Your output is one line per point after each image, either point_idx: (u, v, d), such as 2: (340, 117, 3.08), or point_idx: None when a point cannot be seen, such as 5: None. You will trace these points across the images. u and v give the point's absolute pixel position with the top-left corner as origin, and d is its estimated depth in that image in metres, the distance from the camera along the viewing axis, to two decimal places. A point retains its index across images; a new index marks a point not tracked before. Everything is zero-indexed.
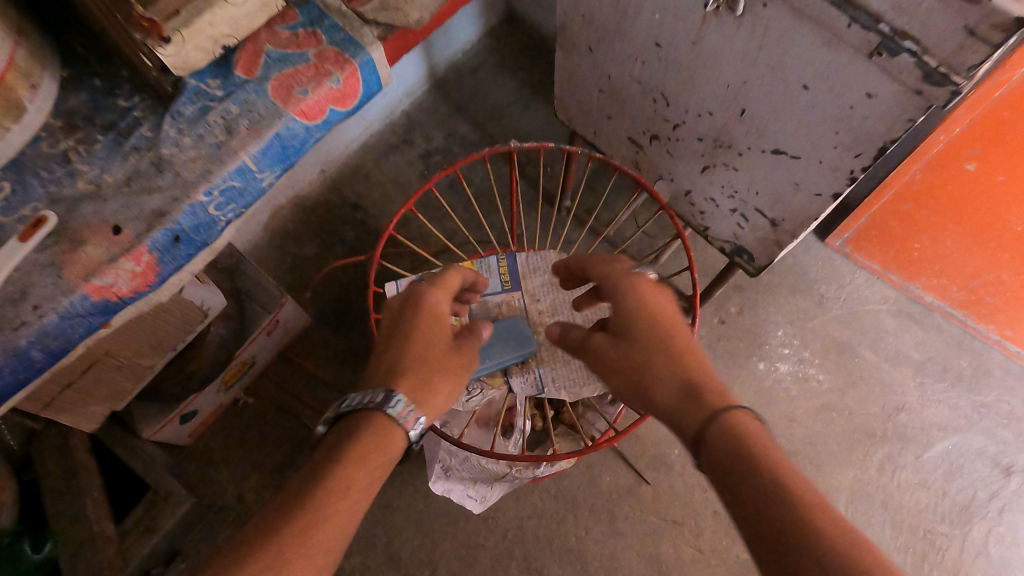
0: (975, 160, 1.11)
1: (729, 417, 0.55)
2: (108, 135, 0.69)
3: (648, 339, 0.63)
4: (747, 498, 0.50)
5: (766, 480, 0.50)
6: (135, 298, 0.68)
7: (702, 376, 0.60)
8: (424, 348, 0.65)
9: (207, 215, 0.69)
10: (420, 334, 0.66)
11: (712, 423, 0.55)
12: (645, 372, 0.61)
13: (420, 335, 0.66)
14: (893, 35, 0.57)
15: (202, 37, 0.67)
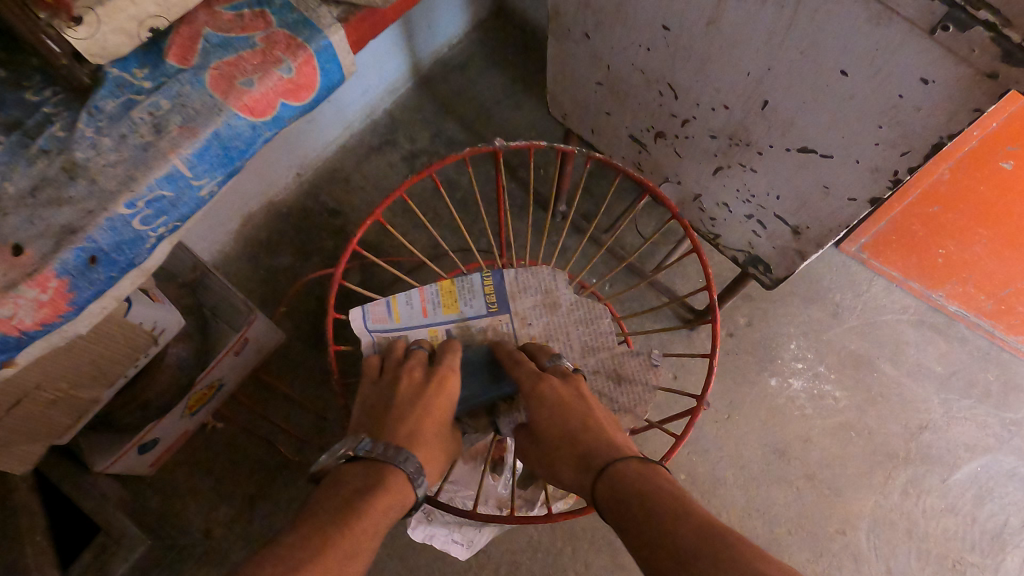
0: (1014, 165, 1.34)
1: (614, 472, 0.54)
2: (11, 135, 0.57)
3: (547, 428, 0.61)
4: (628, 535, 0.50)
5: (645, 515, 0.50)
6: (44, 332, 0.56)
7: (592, 439, 0.59)
8: (439, 427, 0.61)
9: (132, 231, 0.58)
10: (438, 412, 0.61)
11: (604, 481, 0.54)
12: (551, 458, 0.61)
13: (436, 413, 0.61)
14: (963, 4, 0.46)
15: (122, 16, 0.56)
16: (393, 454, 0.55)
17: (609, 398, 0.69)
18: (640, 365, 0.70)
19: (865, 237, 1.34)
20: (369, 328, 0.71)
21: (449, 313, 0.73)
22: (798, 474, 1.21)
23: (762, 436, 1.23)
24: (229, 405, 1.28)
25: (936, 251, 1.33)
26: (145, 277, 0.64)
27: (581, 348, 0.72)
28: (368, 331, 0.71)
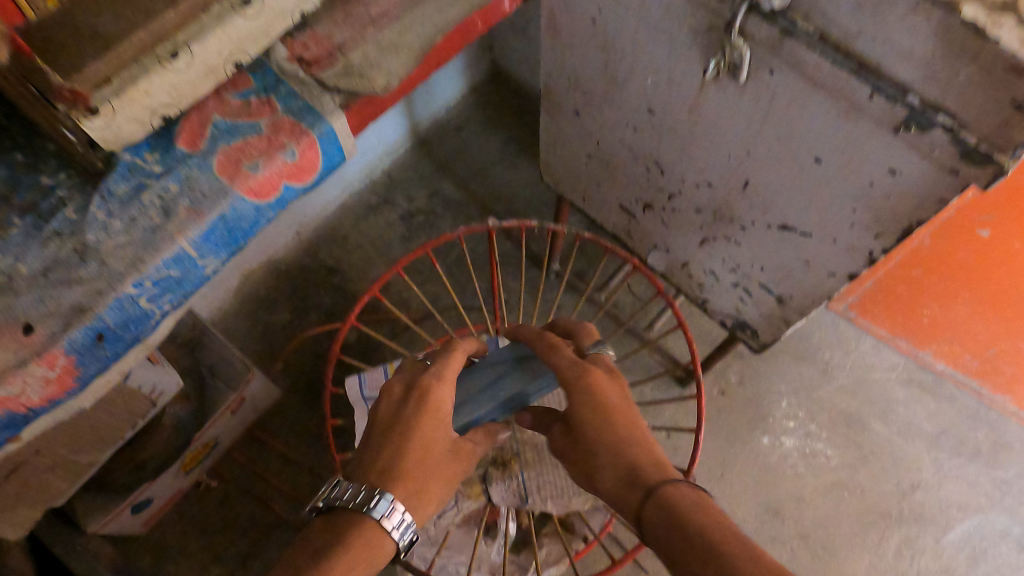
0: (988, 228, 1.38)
1: (660, 494, 0.48)
2: (26, 217, 0.60)
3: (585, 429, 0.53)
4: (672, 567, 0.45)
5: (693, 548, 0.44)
6: (48, 407, 0.59)
7: (633, 449, 0.52)
8: (429, 449, 0.54)
9: (138, 309, 0.60)
10: (427, 433, 0.54)
11: (652, 502, 0.48)
12: (589, 458, 0.53)
13: (426, 434, 0.54)
14: (924, 107, 0.49)
15: (136, 107, 0.59)
16: (356, 501, 0.50)
17: None
18: None
19: (852, 296, 1.36)
20: (363, 394, 0.74)
21: None
22: (792, 534, 1.21)
23: (755, 495, 1.23)
24: (223, 462, 1.28)
25: (920, 313, 1.34)
26: (150, 350, 0.66)
27: None
28: (363, 398, 0.74)
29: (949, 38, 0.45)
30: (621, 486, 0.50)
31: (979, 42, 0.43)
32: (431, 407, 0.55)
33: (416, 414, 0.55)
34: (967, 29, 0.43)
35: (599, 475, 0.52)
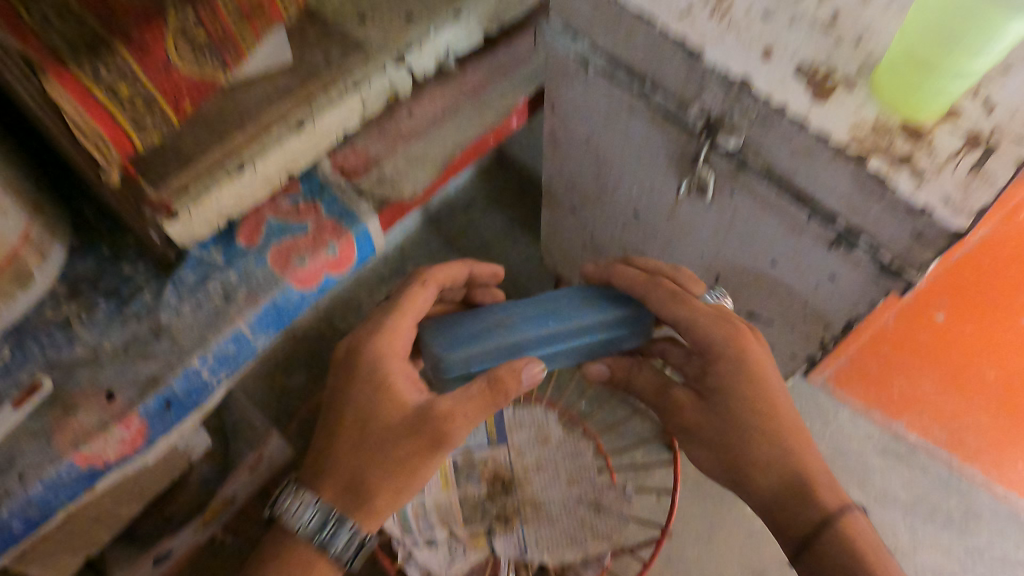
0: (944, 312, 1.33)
1: (815, 502, 0.69)
2: (110, 300, 0.72)
3: (744, 425, 0.71)
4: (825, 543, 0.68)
5: (800, 524, 0.70)
6: (121, 463, 0.69)
7: (803, 460, 0.71)
8: (365, 434, 0.67)
9: (200, 379, 0.71)
10: (365, 419, 0.68)
11: (829, 522, 0.68)
12: (772, 442, 0.71)
13: (364, 421, 0.68)
14: (849, 231, 0.61)
15: (208, 211, 0.72)
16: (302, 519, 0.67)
17: (590, 525, 0.83)
18: (616, 497, 0.84)
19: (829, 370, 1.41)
20: None
21: None
22: None
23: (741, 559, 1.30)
24: (238, 518, 1.36)
25: (891, 389, 1.38)
26: (203, 413, 0.76)
27: (567, 478, 0.87)
28: None
29: (862, 184, 0.57)
30: (757, 474, 0.71)
31: (882, 187, 0.56)
32: (377, 394, 0.69)
33: (351, 406, 0.69)
34: (873, 178, 0.56)
35: (750, 465, 0.71)
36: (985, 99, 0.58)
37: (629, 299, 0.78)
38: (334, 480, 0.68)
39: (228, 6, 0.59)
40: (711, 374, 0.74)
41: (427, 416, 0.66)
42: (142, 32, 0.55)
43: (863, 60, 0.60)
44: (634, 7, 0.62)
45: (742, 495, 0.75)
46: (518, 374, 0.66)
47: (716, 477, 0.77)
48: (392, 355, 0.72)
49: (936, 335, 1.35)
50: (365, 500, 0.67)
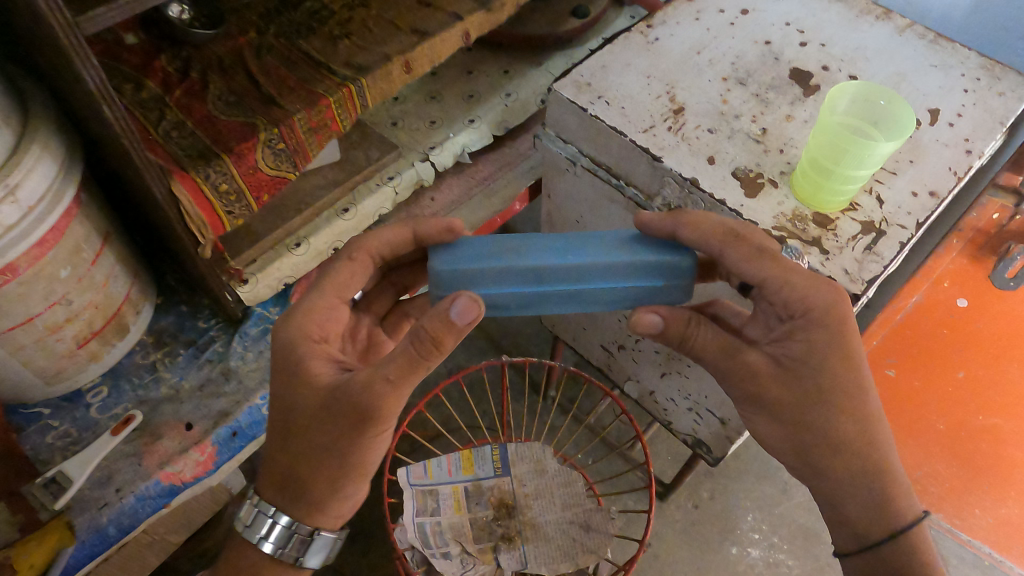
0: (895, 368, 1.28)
1: (868, 485, 0.62)
2: (188, 349, 0.89)
3: (819, 398, 0.60)
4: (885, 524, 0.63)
5: (835, 500, 0.64)
6: (195, 482, 0.84)
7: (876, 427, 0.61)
8: (293, 423, 0.57)
9: (261, 414, 0.88)
10: (287, 410, 0.58)
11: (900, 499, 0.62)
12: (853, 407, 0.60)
13: (287, 409, 0.58)
14: None
15: (270, 278, 0.89)
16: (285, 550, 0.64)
17: (580, 542, 0.90)
18: (603, 517, 0.91)
19: None
20: (410, 481, 0.93)
21: (467, 474, 0.96)
22: None
23: None
24: None
25: None
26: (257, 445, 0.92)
27: (562, 503, 0.94)
28: (409, 484, 0.93)
29: None
30: (821, 451, 0.62)
31: (797, 262, 0.72)
32: (293, 382, 0.58)
33: (276, 398, 0.59)
34: (791, 255, 0.72)
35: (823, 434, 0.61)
36: (877, 195, 0.76)
37: (673, 245, 0.66)
38: (275, 475, 0.61)
39: (301, 123, 0.79)
40: (795, 341, 0.61)
41: (345, 393, 0.54)
42: (239, 144, 0.74)
43: (785, 165, 0.78)
44: (610, 124, 0.81)
45: (802, 472, 0.65)
46: (444, 317, 0.52)
47: (777, 450, 0.66)
48: (304, 342, 0.60)
49: (911, 384, 1.27)
50: (307, 495, 0.60)
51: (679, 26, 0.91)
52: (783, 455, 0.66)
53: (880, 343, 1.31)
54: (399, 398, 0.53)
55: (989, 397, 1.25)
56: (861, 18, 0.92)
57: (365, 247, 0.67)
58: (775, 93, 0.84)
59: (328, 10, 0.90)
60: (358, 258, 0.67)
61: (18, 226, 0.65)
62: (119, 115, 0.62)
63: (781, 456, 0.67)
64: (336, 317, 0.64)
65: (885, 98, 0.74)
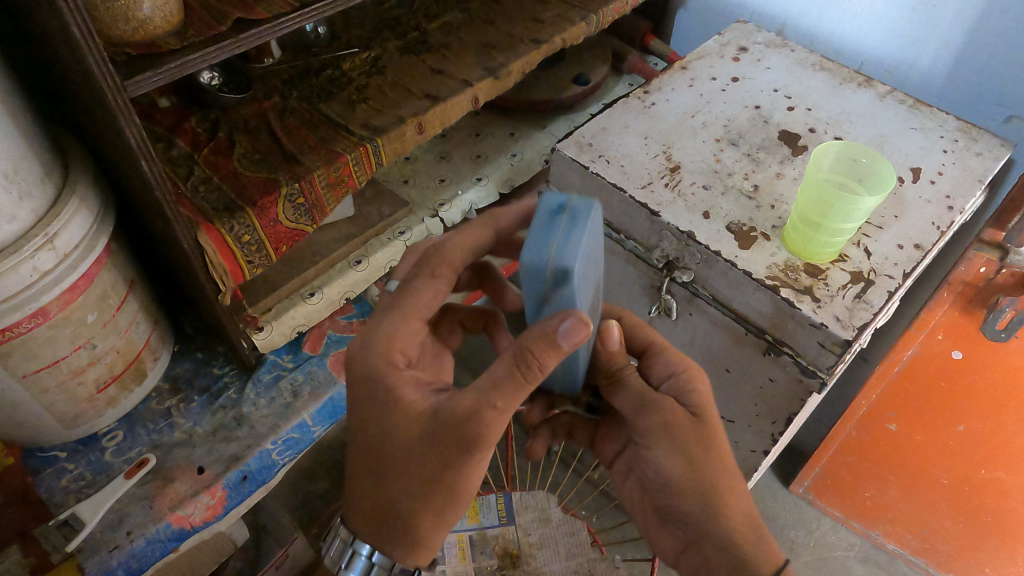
0: (895, 423, 1.17)
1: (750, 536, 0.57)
2: (202, 395, 0.92)
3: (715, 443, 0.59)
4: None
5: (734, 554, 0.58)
6: (202, 526, 0.85)
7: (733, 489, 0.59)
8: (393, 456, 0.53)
9: (270, 459, 0.90)
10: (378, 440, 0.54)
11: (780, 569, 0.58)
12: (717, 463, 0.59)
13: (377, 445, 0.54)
14: (775, 342, 0.80)
15: (285, 326, 0.93)
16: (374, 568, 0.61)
17: None
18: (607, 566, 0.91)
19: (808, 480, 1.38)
20: None
21: (471, 522, 0.98)
22: None
23: None
24: None
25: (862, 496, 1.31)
26: (265, 491, 0.94)
27: (566, 553, 0.94)
28: None
29: (779, 307, 0.77)
30: (720, 493, 0.58)
31: (792, 309, 0.75)
32: (383, 408, 0.54)
33: (367, 428, 0.55)
34: (785, 302, 0.76)
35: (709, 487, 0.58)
36: (865, 247, 0.80)
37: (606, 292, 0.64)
38: (368, 498, 0.56)
39: (320, 179, 0.84)
40: (689, 390, 0.61)
41: (444, 417, 0.50)
42: (262, 199, 0.79)
43: (777, 220, 0.82)
44: (609, 181, 0.86)
45: (699, 527, 0.60)
46: (552, 339, 0.47)
47: (675, 502, 0.61)
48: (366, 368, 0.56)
49: (914, 439, 1.15)
50: (409, 529, 0.55)
51: (674, 92, 0.98)
52: (683, 508, 0.60)
53: (881, 398, 1.15)
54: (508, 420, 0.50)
55: (989, 444, 1.07)
56: (844, 85, 0.98)
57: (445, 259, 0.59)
58: (766, 153, 0.89)
59: (346, 77, 0.97)
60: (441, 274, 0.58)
61: (53, 271, 0.70)
62: (155, 170, 0.67)
63: (678, 504, 0.61)
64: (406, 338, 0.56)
65: (866, 156, 0.78)
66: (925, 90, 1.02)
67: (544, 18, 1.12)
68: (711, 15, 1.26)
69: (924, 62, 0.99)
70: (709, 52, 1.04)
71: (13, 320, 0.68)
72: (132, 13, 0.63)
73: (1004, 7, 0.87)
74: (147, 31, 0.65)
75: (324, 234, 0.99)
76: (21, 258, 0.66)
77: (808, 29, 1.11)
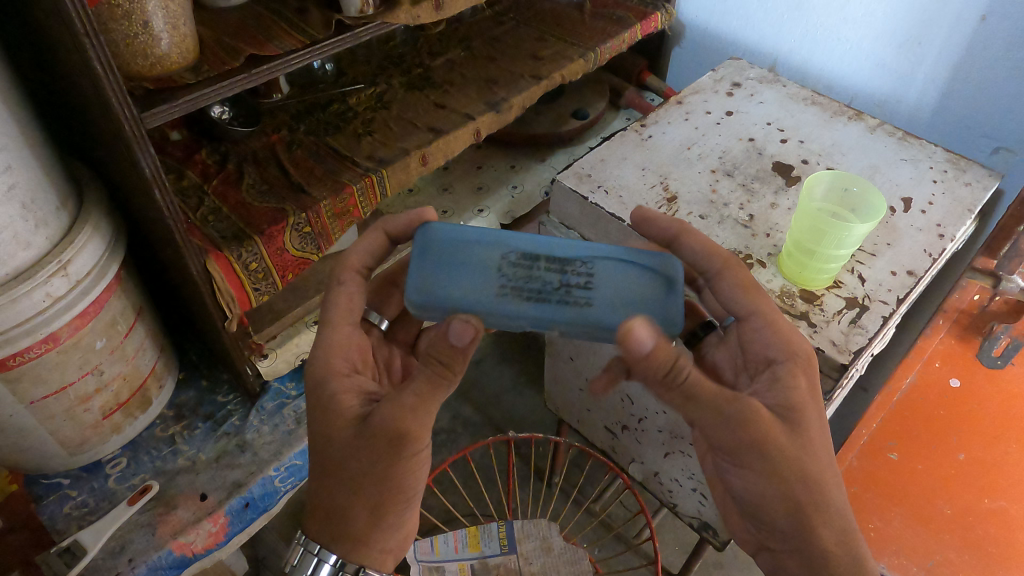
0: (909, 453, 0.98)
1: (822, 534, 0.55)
2: (206, 422, 0.93)
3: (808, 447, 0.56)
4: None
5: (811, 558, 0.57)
6: (204, 554, 0.85)
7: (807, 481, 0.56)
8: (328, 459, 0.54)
9: (272, 486, 0.91)
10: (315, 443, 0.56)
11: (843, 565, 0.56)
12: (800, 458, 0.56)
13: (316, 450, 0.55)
14: None
15: (289, 353, 0.96)
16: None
17: None
18: None
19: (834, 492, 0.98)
20: (417, 557, 0.93)
21: (473, 551, 0.97)
22: None
23: None
24: None
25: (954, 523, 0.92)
26: (267, 519, 0.94)
27: None
28: (416, 560, 0.93)
29: None
30: (807, 500, 0.56)
31: None
32: (312, 406, 0.56)
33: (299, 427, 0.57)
34: None
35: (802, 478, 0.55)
36: (859, 274, 0.81)
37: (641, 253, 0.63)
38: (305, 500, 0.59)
39: (326, 209, 0.86)
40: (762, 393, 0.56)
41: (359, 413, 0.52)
42: (270, 227, 0.81)
43: (772, 248, 0.84)
44: (608, 210, 0.88)
45: (783, 529, 0.58)
46: (446, 340, 0.50)
47: (758, 506, 0.59)
48: (320, 378, 0.57)
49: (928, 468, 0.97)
50: (348, 527, 0.56)
51: (671, 125, 1.01)
52: (765, 512, 0.58)
53: (882, 425, 1.01)
54: (430, 415, 0.52)
55: (991, 481, 0.94)
56: (835, 118, 1.01)
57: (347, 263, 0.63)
58: (760, 184, 0.92)
59: (352, 111, 1.00)
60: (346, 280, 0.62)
61: (64, 298, 0.71)
62: (168, 198, 0.69)
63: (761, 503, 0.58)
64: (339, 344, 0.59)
65: (857, 184, 0.81)
66: (914, 123, 1.04)
67: (544, 55, 1.16)
68: (705, 53, 1.30)
69: (912, 97, 1.02)
70: (703, 87, 1.08)
71: (23, 345, 0.69)
72: (151, 50, 0.66)
73: (987, 43, 0.90)
74: (163, 66, 0.68)
75: (328, 263, 1.01)
76: (35, 284, 0.68)
77: (799, 65, 1.14)
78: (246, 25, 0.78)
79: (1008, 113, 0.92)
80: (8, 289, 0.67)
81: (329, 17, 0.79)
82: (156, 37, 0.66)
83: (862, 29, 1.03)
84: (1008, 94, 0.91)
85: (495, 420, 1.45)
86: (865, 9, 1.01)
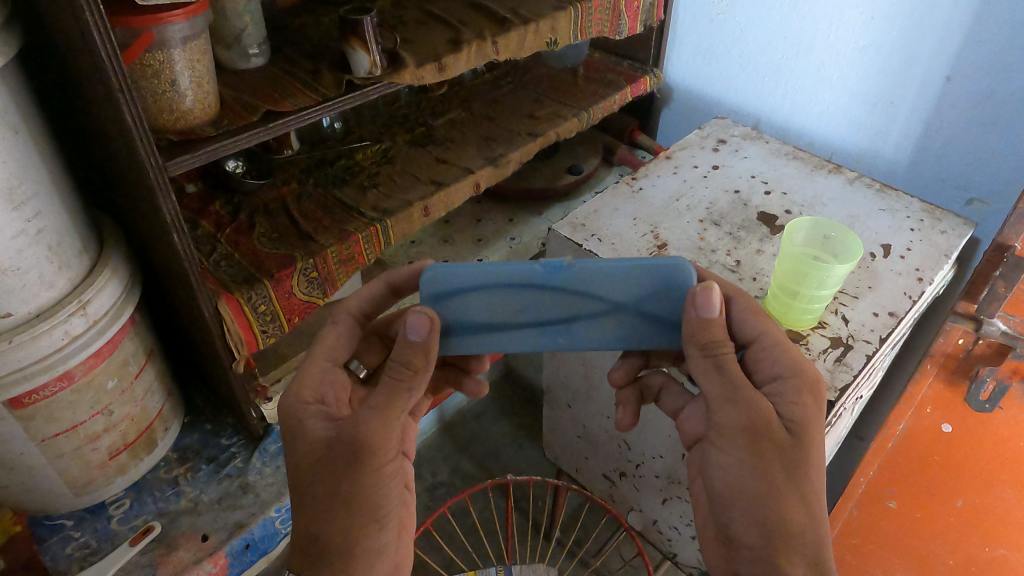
0: (901, 495, 0.97)
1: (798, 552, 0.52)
2: (209, 465, 0.95)
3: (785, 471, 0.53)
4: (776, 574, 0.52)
5: None
6: None
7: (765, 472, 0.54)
8: (326, 480, 0.54)
9: (273, 527, 0.92)
10: (312, 472, 0.57)
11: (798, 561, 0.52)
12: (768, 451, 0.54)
13: (306, 479, 0.56)
14: None
15: None
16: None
17: None
18: None
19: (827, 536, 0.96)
20: None
21: None
22: None
23: None
24: None
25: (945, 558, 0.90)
26: (267, 563, 0.96)
27: None
28: None
29: None
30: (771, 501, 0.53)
31: None
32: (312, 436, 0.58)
33: (299, 457, 0.59)
34: None
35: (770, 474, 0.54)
36: (843, 315, 0.85)
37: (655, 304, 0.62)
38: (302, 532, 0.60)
39: (333, 256, 0.90)
40: None
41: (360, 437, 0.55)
42: (279, 272, 0.85)
43: (759, 290, 0.88)
44: (601, 256, 0.92)
45: (755, 556, 0.53)
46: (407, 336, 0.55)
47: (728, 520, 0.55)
48: (320, 407, 0.59)
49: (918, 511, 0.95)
50: (353, 561, 0.56)
51: (660, 179, 1.06)
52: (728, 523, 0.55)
53: (878, 473, 0.99)
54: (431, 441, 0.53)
55: (990, 525, 0.91)
56: (816, 172, 1.07)
57: (354, 305, 0.66)
58: (746, 232, 0.96)
59: (359, 166, 1.06)
60: (338, 321, 0.64)
61: (81, 336, 0.75)
62: (185, 241, 0.74)
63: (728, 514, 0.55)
64: (336, 377, 0.62)
65: (836, 230, 0.85)
66: (892, 176, 1.09)
67: (539, 115, 1.23)
68: (692, 114, 1.37)
69: (888, 151, 1.08)
70: (690, 144, 1.14)
71: (40, 383, 0.72)
72: (176, 105, 0.73)
73: (953, 101, 0.96)
74: (186, 121, 0.74)
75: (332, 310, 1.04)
76: (55, 323, 0.72)
77: (781, 124, 1.21)
78: (262, 84, 0.84)
79: (978, 165, 0.98)
80: (31, 328, 0.70)
81: (340, 77, 0.86)
82: (182, 94, 0.73)
83: (837, 90, 1.10)
84: (976, 147, 0.97)
85: (492, 471, 1.44)
86: (839, 72, 1.08)
